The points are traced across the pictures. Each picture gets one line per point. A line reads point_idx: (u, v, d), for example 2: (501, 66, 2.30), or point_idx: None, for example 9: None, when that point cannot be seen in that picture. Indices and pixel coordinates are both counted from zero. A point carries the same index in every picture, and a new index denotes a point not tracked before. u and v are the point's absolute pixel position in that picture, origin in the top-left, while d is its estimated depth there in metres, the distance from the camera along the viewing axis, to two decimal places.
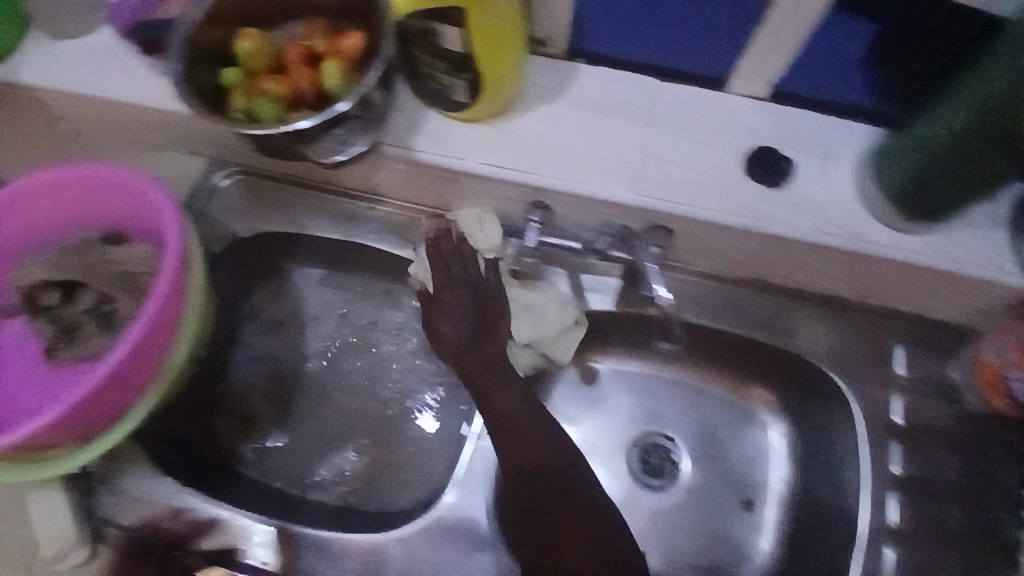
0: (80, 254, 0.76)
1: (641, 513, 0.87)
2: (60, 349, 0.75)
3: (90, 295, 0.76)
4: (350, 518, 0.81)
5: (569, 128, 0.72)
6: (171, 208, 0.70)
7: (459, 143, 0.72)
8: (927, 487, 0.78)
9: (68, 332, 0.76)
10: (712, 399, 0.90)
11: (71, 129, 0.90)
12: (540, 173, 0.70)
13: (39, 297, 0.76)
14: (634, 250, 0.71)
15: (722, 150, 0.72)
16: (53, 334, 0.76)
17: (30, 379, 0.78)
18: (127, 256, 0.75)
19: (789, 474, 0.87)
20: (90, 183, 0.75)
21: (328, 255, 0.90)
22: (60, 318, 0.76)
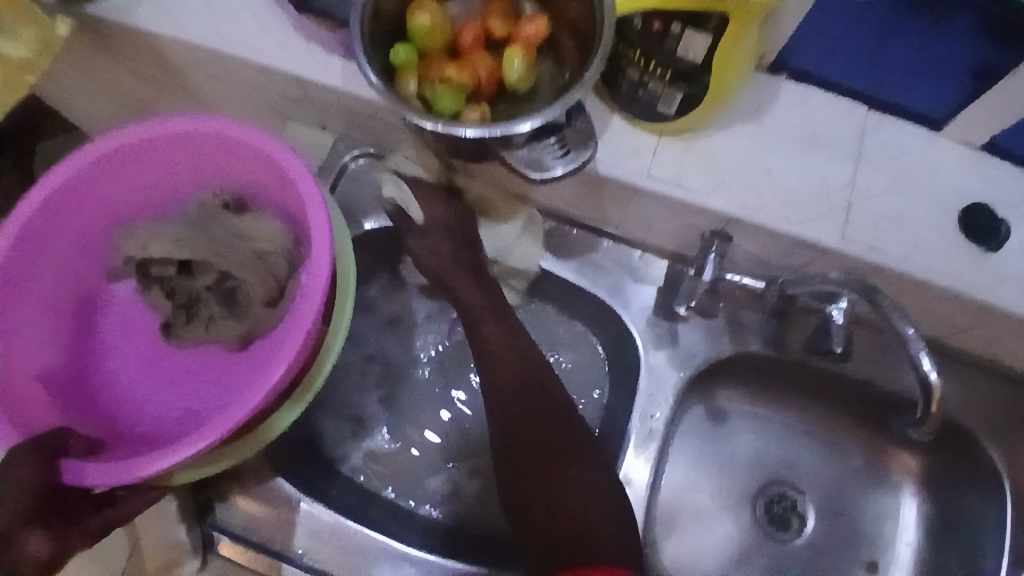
0: (197, 220, 0.66)
1: (761, 564, 0.82)
2: (179, 327, 0.68)
3: (210, 271, 0.66)
4: (459, 540, 0.76)
5: (775, 156, 0.65)
6: (312, 185, 0.62)
7: (650, 157, 0.63)
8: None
9: (187, 308, 0.68)
10: (845, 454, 0.85)
11: (191, 88, 0.82)
12: (741, 203, 0.63)
13: (152, 267, 0.67)
14: (881, 312, 0.59)
15: (935, 201, 0.65)
16: (172, 309, 0.68)
17: (144, 356, 0.72)
18: (254, 230, 0.66)
19: (920, 543, 0.81)
20: (211, 143, 0.67)
21: None
22: (176, 292, 0.68)
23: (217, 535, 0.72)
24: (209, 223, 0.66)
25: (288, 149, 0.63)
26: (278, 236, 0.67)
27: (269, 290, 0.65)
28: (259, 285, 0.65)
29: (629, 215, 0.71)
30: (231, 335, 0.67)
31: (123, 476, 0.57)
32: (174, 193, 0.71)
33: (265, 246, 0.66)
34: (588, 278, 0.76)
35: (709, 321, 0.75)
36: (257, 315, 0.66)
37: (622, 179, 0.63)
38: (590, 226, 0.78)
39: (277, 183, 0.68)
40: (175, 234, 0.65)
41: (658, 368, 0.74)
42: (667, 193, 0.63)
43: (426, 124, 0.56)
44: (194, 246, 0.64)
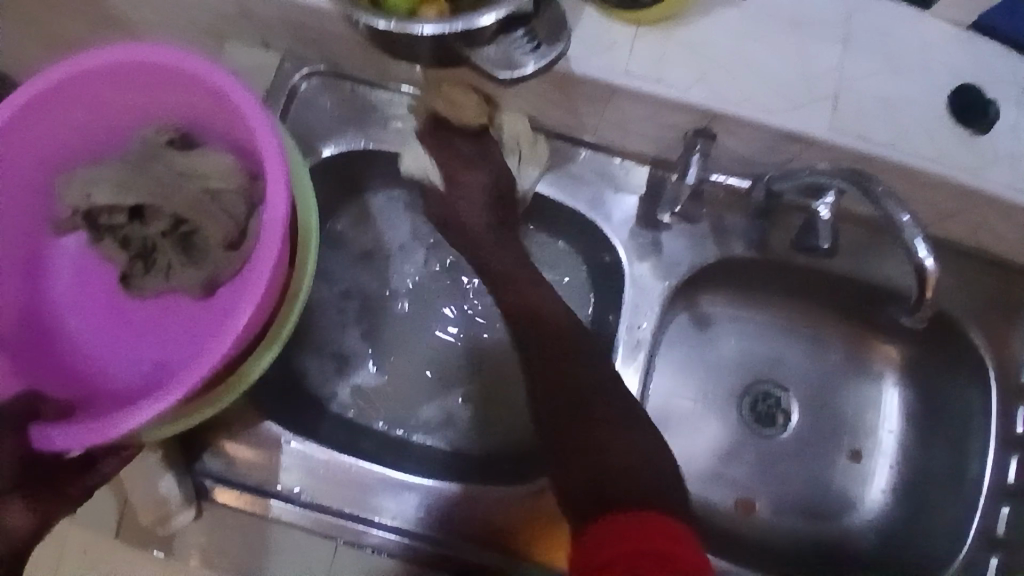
0: (138, 162, 0.61)
1: (750, 460, 0.84)
2: (138, 278, 0.65)
3: (161, 215, 0.61)
4: (456, 463, 0.76)
5: (758, 43, 0.60)
6: (260, 114, 0.56)
7: (625, 52, 0.58)
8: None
9: (143, 257, 0.64)
10: (828, 350, 0.86)
11: (110, 18, 0.73)
12: (724, 96, 0.59)
13: (100, 216, 0.63)
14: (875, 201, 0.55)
15: (922, 82, 0.62)
16: (127, 260, 0.64)
17: (106, 313, 0.68)
18: (202, 166, 0.61)
19: (902, 429, 0.84)
20: (138, 73, 0.59)
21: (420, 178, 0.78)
22: (130, 241, 0.64)
23: (210, 483, 0.70)
24: (151, 163, 0.61)
25: (227, 74, 0.56)
26: (232, 172, 0.62)
27: (229, 233, 0.61)
28: (218, 228, 0.61)
29: (606, 119, 0.66)
30: (193, 282, 0.63)
31: (91, 438, 0.53)
32: (108, 132, 0.65)
33: (218, 183, 0.61)
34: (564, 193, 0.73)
35: (694, 229, 0.73)
36: (220, 259, 0.62)
37: (598, 79, 0.58)
38: (565, 137, 0.73)
39: (223, 114, 0.62)
40: (116, 178, 0.60)
41: (642, 278, 0.73)
42: (646, 90, 0.58)
43: (378, 23, 0.50)
44: (139, 189, 0.60)
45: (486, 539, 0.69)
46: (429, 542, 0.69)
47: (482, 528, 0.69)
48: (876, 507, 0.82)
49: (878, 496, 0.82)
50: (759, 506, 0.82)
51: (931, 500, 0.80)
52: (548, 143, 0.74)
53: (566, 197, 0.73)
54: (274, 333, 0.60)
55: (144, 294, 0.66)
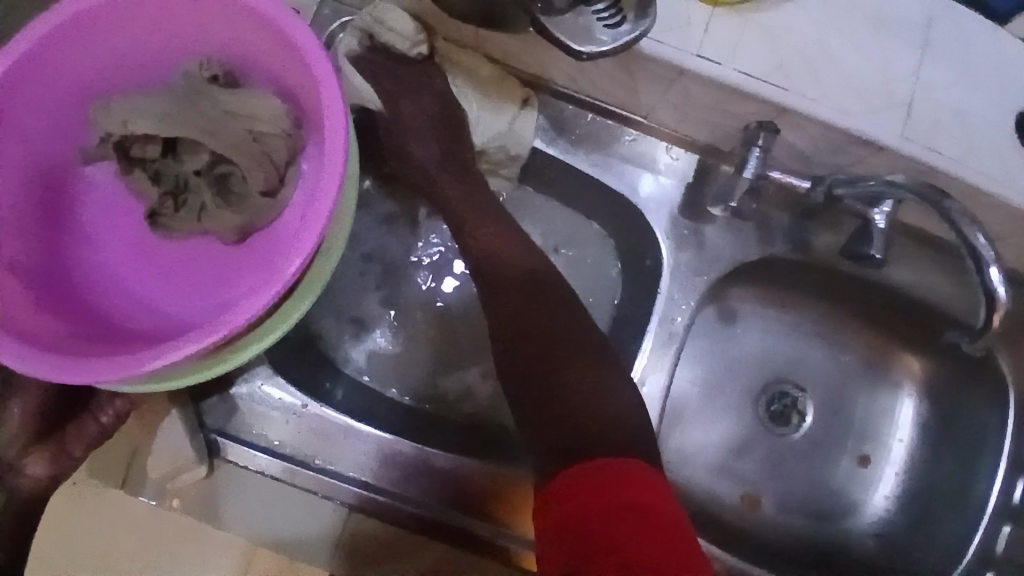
0: (182, 95, 0.57)
1: (760, 455, 0.84)
2: (168, 217, 0.62)
3: (201, 152, 0.59)
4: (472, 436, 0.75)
5: (839, 37, 0.57)
6: (319, 51, 0.53)
7: (699, 34, 0.55)
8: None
9: (175, 196, 0.61)
10: (853, 356, 0.84)
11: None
12: (796, 92, 0.56)
13: (134, 147, 0.59)
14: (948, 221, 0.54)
15: (1001, 97, 0.59)
16: (159, 196, 0.61)
17: (130, 251, 0.64)
18: (249, 106, 0.58)
19: (913, 439, 0.84)
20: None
21: None
22: (162, 177, 0.61)
23: (223, 442, 0.67)
24: (195, 98, 0.57)
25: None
26: (280, 117, 0.58)
27: (270, 180, 0.58)
28: (260, 172, 0.58)
29: (665, 100, 0.63)
30: (229, 226, 0.60)
31: (108, 380, 0.48)
32: (152, 64, 0.60)
33: (264, 126, 0.58)
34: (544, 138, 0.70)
35: (738, 223, 0.71)
36: (257, 206, 0.60)
37: (668, 58, 0.55)
38: (618, 115, 0.70)
39: (272, 51, 0.57)
40: (162, 107, 0.57)
41: (680, 269, 0.71)
42: (718, 74, 0.55)
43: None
44: (182, 122, 0.57)
45: (483, 512, 0.68)
46: (425, 510, 0.68)
47: (478, 505, 0.68)
48: (878, 512, 0.83)
49: (881, 502, 0.83)
50: (764, 502, 0.83)
51: (933, 515, 0.80)
52: (596, 118, 0.70)
53: (567, 157, 0.70)
54: (308, 286, 0.57)
55: (174, 234, 0.63)
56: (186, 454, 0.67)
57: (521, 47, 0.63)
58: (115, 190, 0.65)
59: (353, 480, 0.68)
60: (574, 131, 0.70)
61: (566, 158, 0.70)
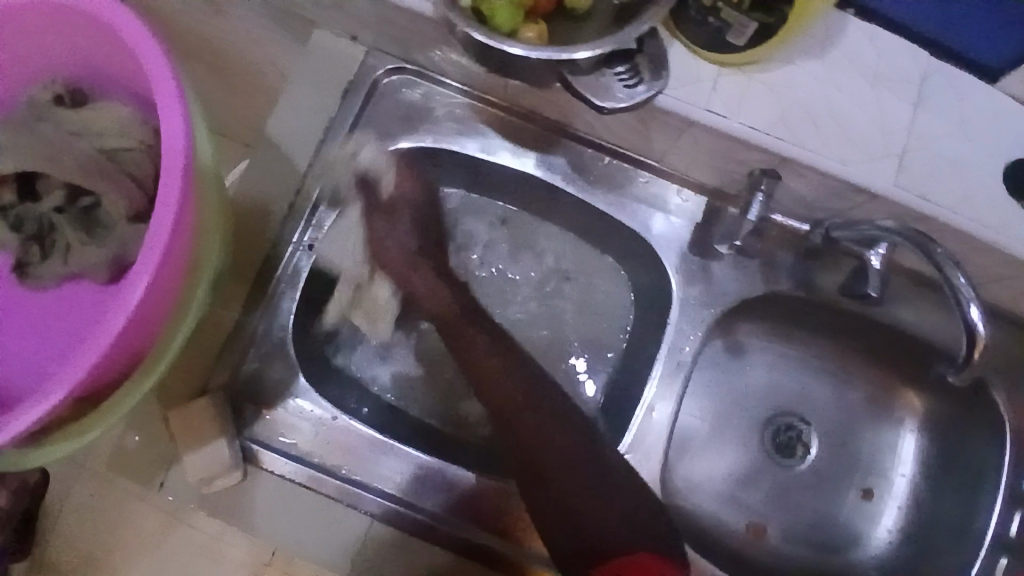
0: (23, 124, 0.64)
1: (766, 485, 0.86)
2: (35, 265, 0.68)
3: (58, 189, 0.68)
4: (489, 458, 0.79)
5: (835, 94, 0.62)
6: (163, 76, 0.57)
7: (706, 90, 0.60)
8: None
9: (39, 240, 0.67)
10: (854, 390, 0.88)
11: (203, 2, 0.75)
12: (795, 143, 0.61)
13: None
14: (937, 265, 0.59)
15: (987, 150, 0.64)
16: (23, 243, 0.67)
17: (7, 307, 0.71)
18: (100, 125, 0.66)
19: (915, 474, 0.86)
20: (48, 18, 0.63)
21: (472, 176, 0.81)
22: (24, 223, 0.67)
23: (256, 449, 0.71)
24: (41, 123, 0.65)
25: (170, 77, 0.57)
26: (137, 132, 0.67)
27: (135, 203, 0.66)
28: (120, 196, 0.65)
29: (677, 147, 0.69)
30: (95, 261, 0.66)
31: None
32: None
33: (119, 143, 0.66)
34: (546, 170, 0.76)
35: (744, 261, 0.76)
36: (122, 230, 0.66)
37: (680, 112, 0.61)
38: (633, 160, 0.76)
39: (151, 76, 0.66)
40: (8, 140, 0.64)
41: (690, 304, 0.75)
42: (725, 128, 0.61)
43: (480, 35, 0.53)
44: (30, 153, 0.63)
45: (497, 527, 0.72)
46: (442, 524, 0.71)
47: (496, 519, 0.72)
48: (880, 546, 0.85)
49: (883, 535, 0.85)
50: (769, 532, 0.85)
51: (935, 547, 0.82)
52: (612, 162, 0.76)
53: (585, 195, 0.76)
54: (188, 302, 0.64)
55: (42, 282, 0.69)
56: (220, 461, 0.66)
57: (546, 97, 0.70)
58: None
59: (376, 494, 0.71)
60: (592, 172, 0.76)
61: (583, 197, 0.76)
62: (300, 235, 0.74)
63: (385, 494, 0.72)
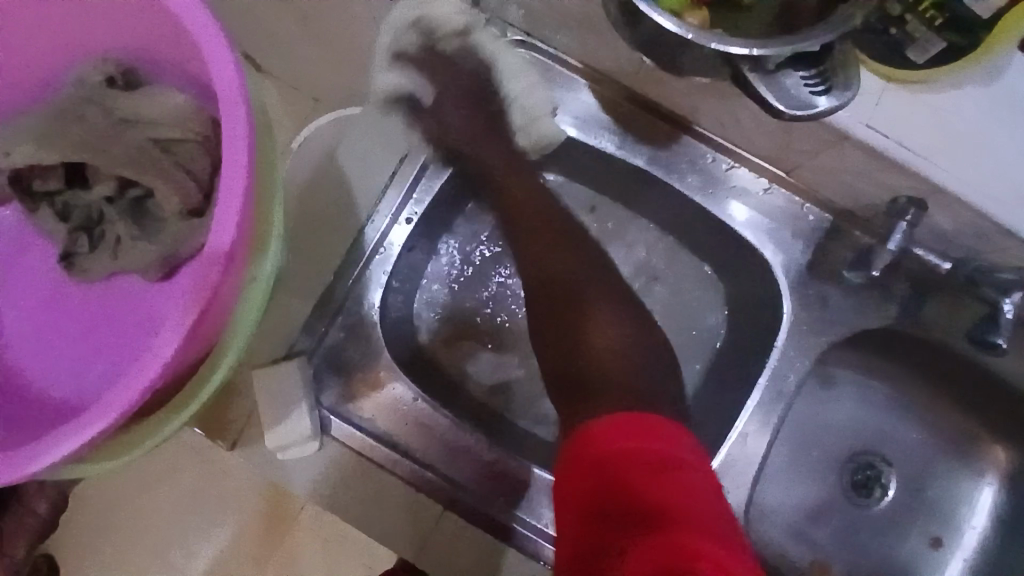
0: (66, 112, 0.55)
1: (837, 522, 0.83)
2: (83, 256, 0.59)
3: (108, 178, 0.56)
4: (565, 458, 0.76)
5: (1009, 125, 0.57)
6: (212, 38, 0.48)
7: (869, 106, 0.56)
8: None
9: (87, 230, 0.59)
10: (940, 437, 0.84)
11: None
12: (954, 173, 0.57)
13: (31, 182, 0.57)
14: None
15: None
16: (68, 234, 0.58)
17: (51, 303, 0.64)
18: (147, 109, 0.56)
19: (987, 528, 0.83)
20: None
21: (580, 165, 0.77)
22: (70, 211, 0.58)
23: (335, 422, 0.68)
24: (86, 106, 0.56)
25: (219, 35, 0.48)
26: (182, 118, 0.56)
27: (190, 198, 0.56)
28: (173, 190, 0.55)
29: (815, 161, 0.65)
30: (147, 260, 0.57)
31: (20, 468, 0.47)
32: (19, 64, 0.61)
33: (170, 133, 0.56)
34: (663, 169, 0.73)
35: (861, 288, 0.72)
36: (172, 229, 0.56)
37: (836, 124, 0.57)
38: (758, 168, 0.71)
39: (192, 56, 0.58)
40: (39, 131, 0.54)
41: (796, 326, 0.72)
42: (880, 146, 0.57)
43: (642, 4, 0.51)
44: (67, 141, 0.54)
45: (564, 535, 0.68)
46: (512, 517, 0.69)
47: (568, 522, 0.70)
48: None
49: None
50: (834, 569, 0.82)
51: None
52: (734, 169, 0.72)
53: (700, 199, 0.72)
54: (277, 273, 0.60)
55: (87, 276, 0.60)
56: (299, 430, 0.64)
57: (681, 91, 0.65)
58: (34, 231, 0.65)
59: (450, 481, 0.69)
60: (713, 178, 0.72)
61: (695, 201, 0.72)
62: (401, 209, 0.72)
63: (455, 482, 0.69)
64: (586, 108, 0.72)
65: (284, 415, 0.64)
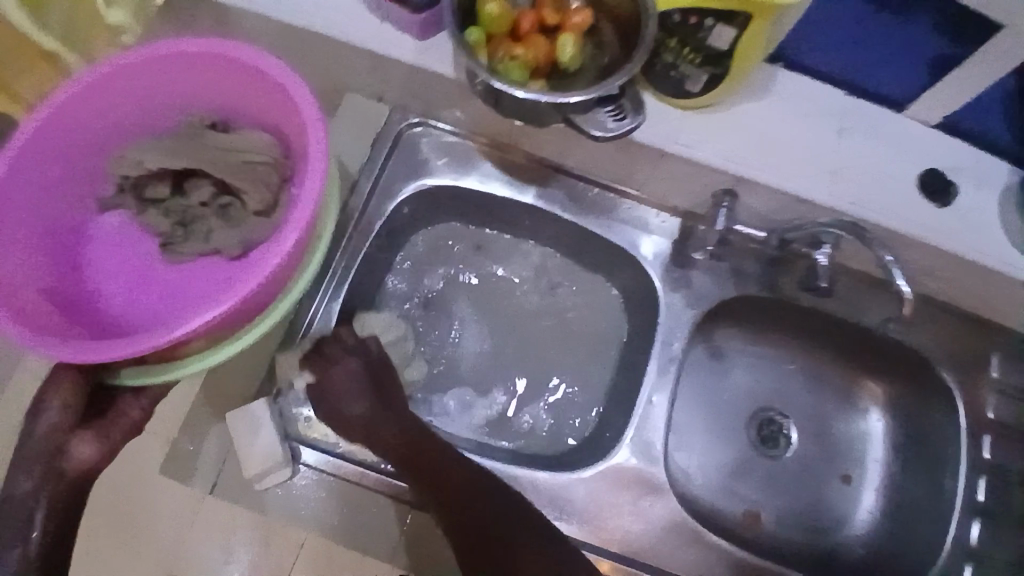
0: (182, 138, 0.68)
1: (756, 475, 0.96)
2: (178, 244, 0.71)
3: (205, 185, 0.69)
4: (520, 457, 0.87)
5: (777, 125, 0.78)
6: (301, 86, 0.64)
7: (673, 127, 0.76)
8: (1013, 480, 0.88)
9: (182, 226, 0.71)
10: (824, 386, 0.99)
11: None
12: (745, 166, 0.77)
13: (145, 189, 0.70)
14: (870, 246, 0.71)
15: (902, 165, 0.79)
16: (169, 227, 0.70)
17: (144, 292, 0.73)
18: (240, 142, 0.69)
19: (886, 459, 0.96)
20: (201, 60, 0.67)
21: (479, 211, 0.94)
22: (170, 213, 0.70)
23: (305, 450, 0.79)
24: (196, 137, 0.68)
25: (306, 88, 0.63)
26: (267, 146, 0.69)
27: (265, 201, 0.68)
28: (259, 193, 0.67)
29: (653, 175, 0.84)
30: (231, 243, 0.69)
31: (133, 347, 0.55)
32: (142, 119, 0.71)
33: (255, 156, 0.68)
34: (546, 202, 0.89)
35: (717, 268, 0.90)
36: (251, 224, 0.69)
37: (653, 143, 0.77)
38: (618, 188, 0.90)
39: (265, 100, 0.69)
40: (167, 147, 0.67)
41: (676, 306, 0.89)
42: (688, 155, 0.76)
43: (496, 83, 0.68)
44: (186, 153, 0.66)
45: None
46: None
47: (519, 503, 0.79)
48: (862, 525, 0.94)
49: (864, 516, 0.95)
50: (763, 517, 0.94)
51: (915, 527, 0.92)
52: (600, 192, 0.90)
53: (577, 219, 0.89)
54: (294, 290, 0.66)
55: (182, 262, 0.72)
56: (271, 456, 0.75)
57: (546, 136, 0.84)
58: (126, 226, 0.74)
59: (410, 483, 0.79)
60: (587, 201, 0.90)
61: (577, 222, 0.89)
62: (336, 264, 0.85)
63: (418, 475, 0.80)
64: (476, 166, 0.90)
65: (254, 445, 0.75)
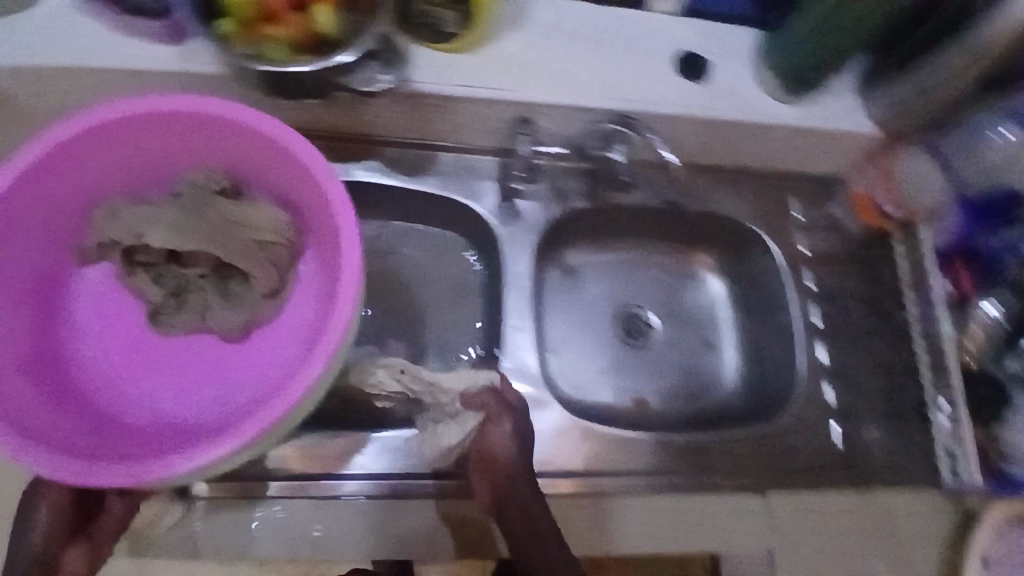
0: (192, 205, 0.74)
1: (632, 367, 1.04)
2: (168, 314, 0.78)
3: (203, 259, 0.75)
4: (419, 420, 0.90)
5: (540, 47, 0.84)
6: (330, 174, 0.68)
7: (447, 72, 0.81)
8: (839, 299, 1.03)
9: (175, 296, 0.77)
10: (665, 269, 1.10)
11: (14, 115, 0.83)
12: (523, 90, 0.82)
13: (137, 254, 0.76)
14: None
15: (658, 56, 0.88)
16: (162, 297, 0.77)
17: (137, 355, 0.79)
18: (252, 217, 0.75)
19: (732, 314, 1.09)
20: (215, 121, 0.71)
21: None
22: (163, 280, 0.77)
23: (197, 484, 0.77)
24: (206, 207, 0.74)
25: (326, 166, 0.68)
26: (281, 227, 0.76)
27: (272, 281, 0.76)
28: (265, 278, 0.75)
29: (452, 122, 0.89)
30: (232, 321, 0.77)
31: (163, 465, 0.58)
32: (139, 170, 0.76)
33: (268, 236, 0.75)
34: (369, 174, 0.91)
35: (542, 193, 0.96)
36: (258, 304, 0.77)
37: (434, 90, 0.80)
38: (431, 144, 0.93)
39: (278, 172, 0.74)
40: (171, 218, 0.72)
41: (511, 236, 0.94)
42: (468, 93, 0.81)
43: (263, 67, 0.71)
44: (196, 230, 0.72)
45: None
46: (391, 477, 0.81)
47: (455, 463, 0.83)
48: (732, 377, 1.06)
49: (730, 372, 1.06)
50: (649, 400, 1.03)
51: (771, 362, 1.03)
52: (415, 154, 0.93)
53: (402, 183, 0.92)
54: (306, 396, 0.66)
55: (173, 329, 0.79)
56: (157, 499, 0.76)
57: (339, 109, 0.86)
58: (105, 288, 0.81)
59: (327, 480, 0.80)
60: (406, 164, 0.93)
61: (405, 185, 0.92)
62: None
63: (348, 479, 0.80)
64: None
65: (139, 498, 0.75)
